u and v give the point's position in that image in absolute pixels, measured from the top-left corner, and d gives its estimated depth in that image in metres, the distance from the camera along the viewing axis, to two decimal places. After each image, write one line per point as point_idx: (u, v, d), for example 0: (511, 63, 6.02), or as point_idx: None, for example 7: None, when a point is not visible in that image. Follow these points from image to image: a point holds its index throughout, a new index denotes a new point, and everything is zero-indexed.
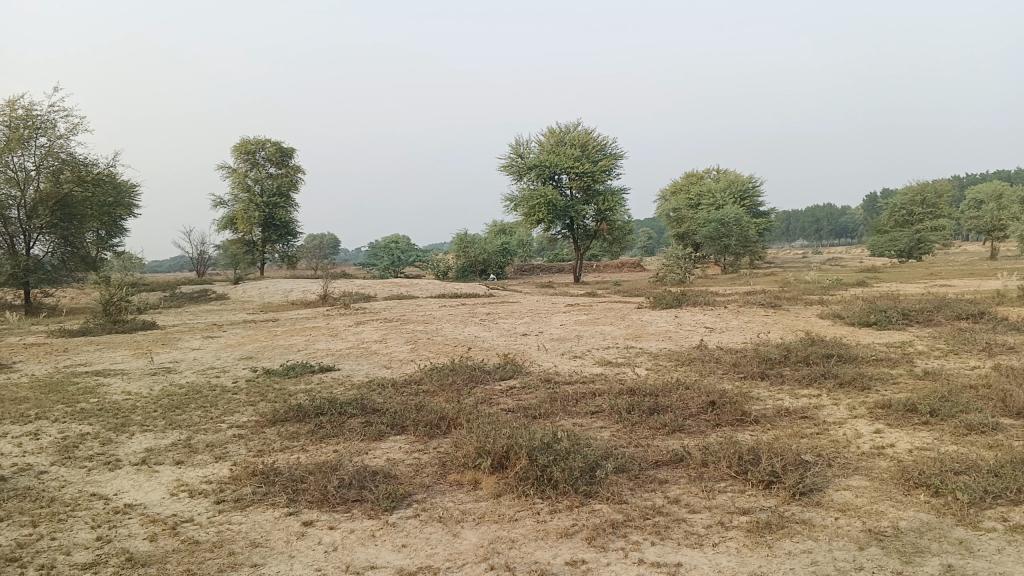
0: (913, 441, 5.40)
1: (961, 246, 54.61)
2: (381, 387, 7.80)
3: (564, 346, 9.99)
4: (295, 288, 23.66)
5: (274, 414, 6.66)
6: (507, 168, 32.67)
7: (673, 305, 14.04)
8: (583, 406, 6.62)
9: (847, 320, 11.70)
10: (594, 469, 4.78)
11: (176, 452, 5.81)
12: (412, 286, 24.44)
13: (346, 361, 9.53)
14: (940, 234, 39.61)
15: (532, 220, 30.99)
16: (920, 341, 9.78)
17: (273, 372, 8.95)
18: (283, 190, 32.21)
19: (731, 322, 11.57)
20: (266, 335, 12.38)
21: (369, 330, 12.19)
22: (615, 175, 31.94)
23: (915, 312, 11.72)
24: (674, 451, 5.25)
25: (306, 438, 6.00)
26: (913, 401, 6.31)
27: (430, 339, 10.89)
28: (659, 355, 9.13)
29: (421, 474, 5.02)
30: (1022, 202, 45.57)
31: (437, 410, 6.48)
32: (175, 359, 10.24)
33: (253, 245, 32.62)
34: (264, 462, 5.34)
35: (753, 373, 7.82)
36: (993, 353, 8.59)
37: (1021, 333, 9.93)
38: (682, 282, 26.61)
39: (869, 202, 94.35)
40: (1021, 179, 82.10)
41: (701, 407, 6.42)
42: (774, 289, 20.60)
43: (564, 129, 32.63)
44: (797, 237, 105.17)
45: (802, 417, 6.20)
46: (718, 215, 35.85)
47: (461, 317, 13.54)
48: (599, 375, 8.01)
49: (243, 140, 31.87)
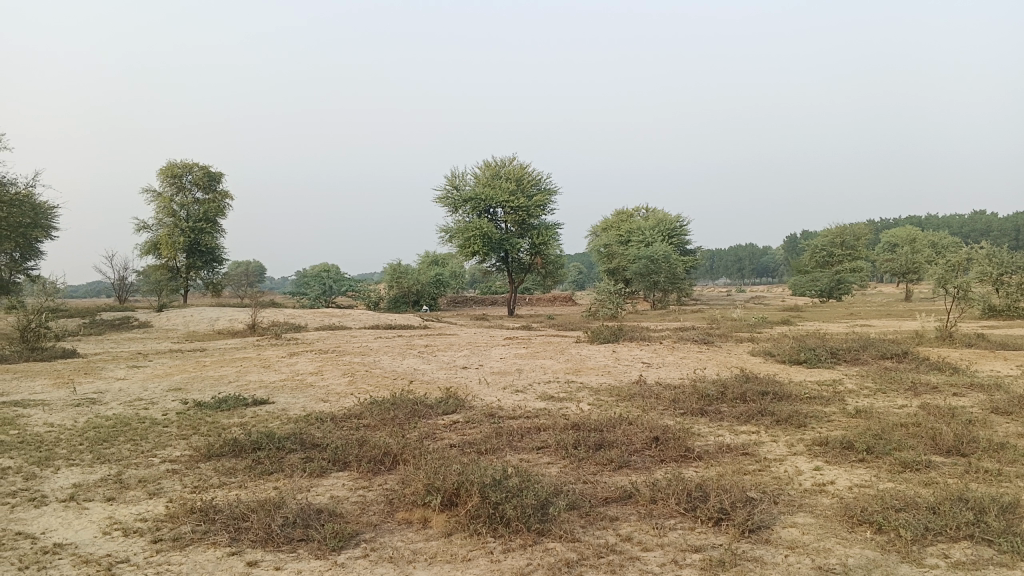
0: (851, 478, 5.54)
1: (876, 287, 56.88)
2: (319, 421, 7.61)
3: (505, 380, 9.95)
4: (223, 316, 23.06)
5: (210, 448, 6.43)
6: (442, 200, 32.69)
7: (610, 339, 14.17)
8: (528, 442, 6.59)
9: (778, 358, 12.00)
10: (545, 506, 4.75)
11: (106, 488, 5.54)
12: (344, 316, 24.11)
13: (281, 393, 9.30)
14: (858, 275, 41.16)
15: (466, 253, 30.99)
16: (849, 379, 10.08)
17: (205, 403, 8.66)
18: (210, 216, 31.53)
19: (668, 357, 11.74)
20: (196, 366, 12.00)
21: (304, 361, 11.94)
22: (549, 210, 32.29)
23: (842, 350, 12.11)
24: (623, 488, 5.26)
25: (244, 473, 5.80)
26: (848, 438, 6.49)
27: (367, 372, 10.71)
28: (600, 390, 9.18)
29: (368, 512, 4.90)
30: (932, 246, 47.85)
31: (381, 445, 6.35)
32: (100, 390, 9.82)
33: (177, 271, 31.64)
34: (202, 499, 5.14)
35: (693, 409, 7.92)
36: (918, 392, 8.93)
37: (942, 373, 10.35)
38: (614, 317, 26.96)
39: (789, 243, 97.61)
40: (929, 225, 86.42)
41: (645, 443, 6.47)
42: (704, 325, 21.08)
43: (500, 164, 32.89)
44: (721, 275, 108.02)
45: (743, 454, 6.30)
46: (648, 252, 36.54)
47: (398, 349, 13.38)
48: (542, 410, 7.99)
49: (170, 163, 31.18)
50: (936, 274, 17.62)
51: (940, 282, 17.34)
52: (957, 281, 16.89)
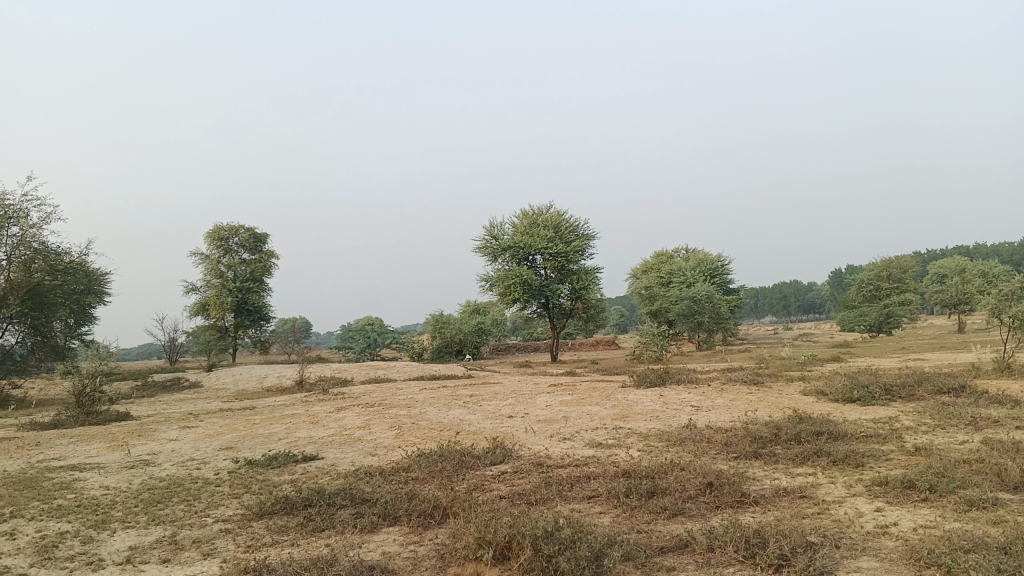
0: (915, 519, 5.36)
1: (928, 319, 55.62)
2: (368, 476, 7.62)
3: (552, 428, 9.87)
4: (270, 374, 23.31)
5: (261, 507, 6.47)
6: (482, 250, 32.91)
7: (656, 383, 14.01)
8: (579, 491, 6.51)
9: (831, 396, 11.74)
10: (599, 557, 4.67)
11: (162, 549, 5.59)
12: (389, 369, 24.22)
13: (330, 449, 9.32)
14: (907, 308, 40.27)
15: (508, 300, 31.03)
16: (906, 416, 9.79)
17: (256, 461, 8.73)
18: (257, 276, 32.22)
19: (717, 399, 11.55)
20: (245, 424, 12.11)
21: (351, 416, 11.98)
22: (588, 255, 32.33)
23: (897, 386, 11.80)
24: (678, 537, 5.16)
25: (295, 531, 5.81)
26: (909, 477, 6.29)
27: (414, 424, 10.71)
28: (649, 435, 9.05)
29: (420, 567, 4.86)
30: (983, 276, 46.71)
31: (431, 498, 6.33)
32: (153, 451, 9.96)
33: (225, 330, 32.12)
34: (256, 558, 5.15)
35: (745, 453, 7.76)
36: (980, 427, 8.65)
37: (1003, 406, 10.02)
38: (658, 359, 26.70)
39: (834, 278, 96.04)
40: (978, 254, 84.57)
41: (698, 489, 6.34)
42: (752, 366, 20.73)
43: (537, 212, 33.10)
44: (765, 313, 106.86)
45: (801, 496, 6.14)
46: (690, 293, 36.26)
47: (444, 400, 13.37)
48: (591, 458, 7.89)
49: (217, 227, 32.02)
50: (989, 304, 17.18)
51: (994, 312, 16.87)
52: (1012, 310, 16.43)
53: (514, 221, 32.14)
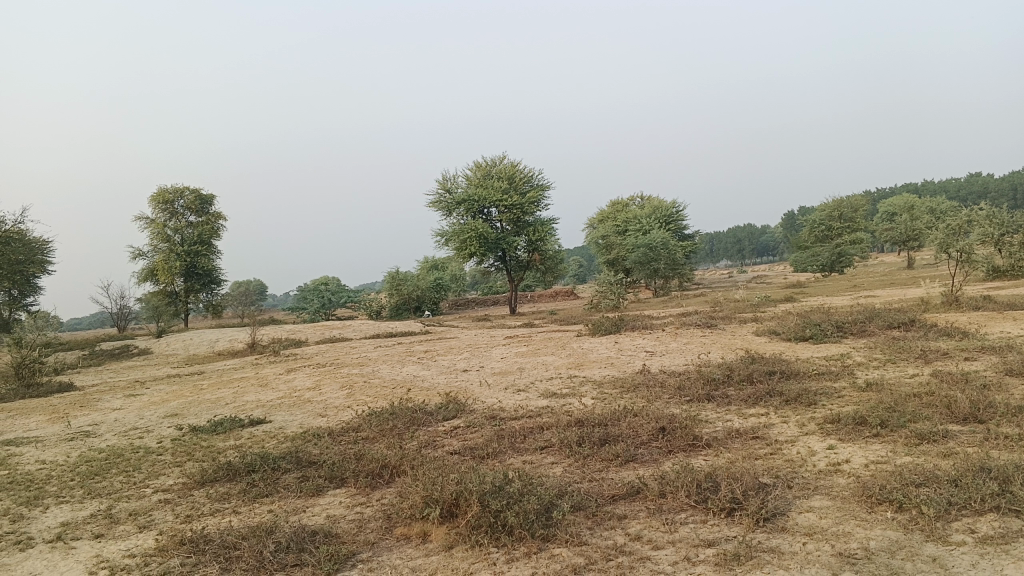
0: (867, 455, 5.33)
1: (879, 258, 56.53)
2: (316, 438, 7.40)
3: (507, 380, 9.74)
4: (221, 338, 22.81)
5: (203, 474, 6.23)
6: (435, 204, 32.37)
7: (612, 330, 13.97)
8: (531, 442, 6.38)
9: (783, 336, 11.80)
10: (549, 509, 4.54)
11: (96, 523, 5.34)
12: (344, 328, 23.89)
13: (278, 412, 9.06)
14: (858, 247, 40.78)
15: (464, 255, 30.68)
16: (857, 352, 9.87)
17: (200, 428, 8.46)
18: (204, 239, 31.43)
19: (671, 344, 11.51)
20: (192, 390, 11.76)
21: (301, 377, 11.72)
22: (543, 205, 32.12)
23: (848, 323, 11.87)
24: (629, 484, 5.06)
25: (237, 498, 5.59)
26: (861, 414, 6.26)
27: (366, 383, 10.49)
28: (604, 382, 8.96)
29: (365, 530, 4.69)
30: (930, 212, 47.63)
31: (379, 457, 6.15)
32: (95, 422, 9.60)
33: (175, 295, 31.35)
34: (193, 529, 4.92)
35: (698, 395, 7.70)
36: (929, 360, 8.73)
37: (951, 338, 10.14)
38: (616, 307, 26.75)
39: (786, 221, 97.14)
40: (924, 191, 86.30)
41: (651, 434, 6.26)
42: (706, 309, 20.87)
43: (491, 163, 32.65)
44: (720, 259, 108.50)
45: (753, 437, 6.09)
46: (646, 240, 36.28)
47: (398, 357, 13.17)
48: (545, 409, 7.75)
49: (161, 189, 30.98)
50: (937, 239, 17.43)
51: (943, 247, 17.05)
52: (959, 244, 16.63)
53: (467, 174, 31.67)
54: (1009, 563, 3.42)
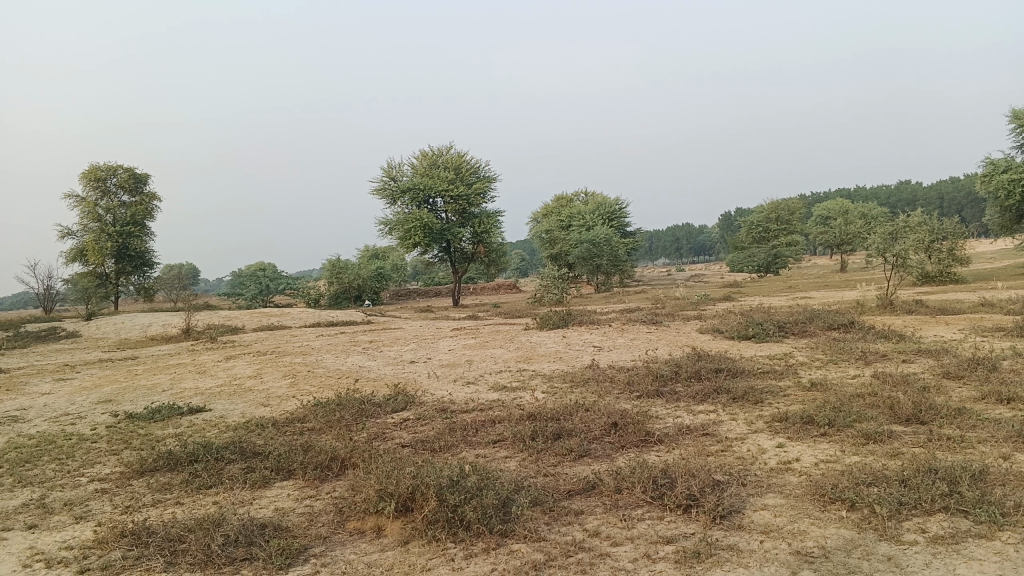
0: (816, 453, 5.42)
1: (811, 260, 58.10)
2: (260, 428, 7.20)
3: (455, 372, 9.65)
4: (154, 322, 22.15)
5: (142, 463, 6.00)
6: (380, 192, 31.93)
7: (559, 324, 13.99)
8: (483, 436, 6.32)
9: (726, 334, 11.99)
10: (506, 504, 4.49)
11: (28, 514, 5.08)
12: (283, 315, 23.45)
13: (219, 400, 8.81)
14: (793, 249, 41.73)
15: (408, 244, 30.34)
16: (799, 352, 10.08)
17: (137, 415, 8.16)
18: (138, 220, 30.47)
19: (618, 339, 11.58)
20: (126, 375, 11.37)
21: (242, 365, 11.43)
22: (489, 197, 32.04)
23: (789, 323, 12.11)
24: (585, 479, 5.04)
25: (180, 489, 5.39)
26: (808, 413, 6.37)
27: (310, 372, 10.28)
28: (553, 377, 8.95)
29: (316, 524, 4.57)
30: (862, 217, 49.06)
31: (328, 449, 6.01)
32: (24, 406, 9.20)
33: (106, 277, 30.32)
34: (134, 520, 4.72)
35: (648, 391, 7.74)
36: (869, 361, 8.96)
37: (888, 341, 10.44)
38: (559, 302, 26.85)
39: (723, 220, 99.04)
40: (855, 197, 89.05)
41: (603, 429, 6.27)
42: (648, 306, 21.12)
43: (437, 152, 32.37)
44: (658, 257, 110.06)
45: (703, 434, 6.14)
46: (590, 236, 36.51)
47: (342, 346, 12.96)
48: (495, 402, 7.70)
49: (92, 166, 29.88)
50: (874, 244, 17.93)
51: (879, 252, 17.53)
52: (895, 250, 17.12)
53: (413, 162, 31.34)
54: (961, 562, 3.50)
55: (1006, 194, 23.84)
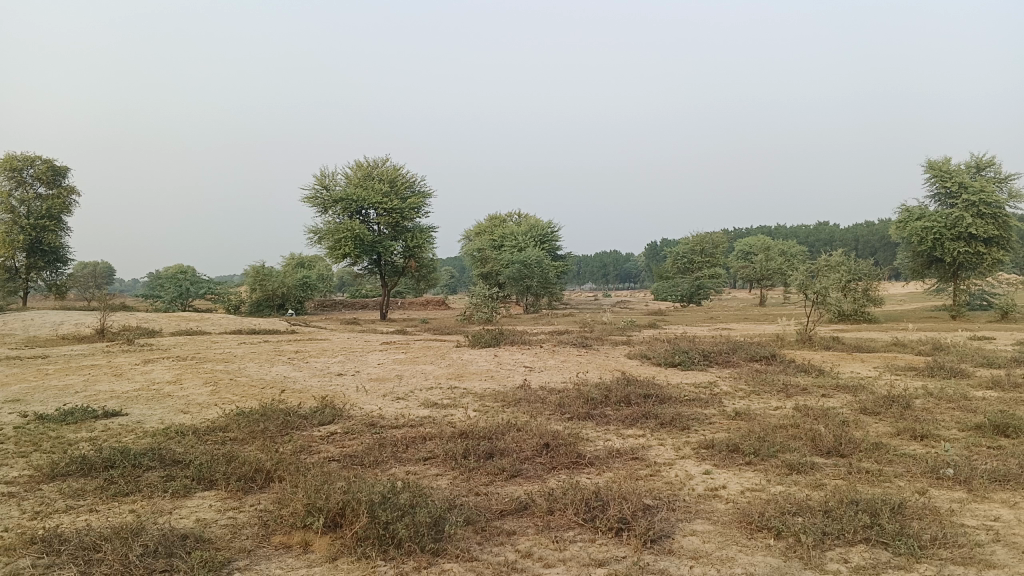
0: (742, 482, 5.54)
1: (733, 294, 59.67)
2: (180, 435, 6.96)
3: (384, 387, 9.53)
4: (66, 320, 21.22)
5: (53, 467, 5.72)
6: (312, 200, 31.44)
7: (490, 343, 13.99)
8: (414, 452, 6.25)
9: (654, 360, 12.17)
10: (438, 522, 4.44)
11: None
12: (203, 320, 22.78)
13: (136, 405, 8.49)
14: (717, 281, 42.76)
15: (337, 255, 29.92)
16: (724, 382, 10.31)
17: (47, 416, 7.78)
18: (54, 213, 29.25)
19: (548, 361, 11.64)
20: (35, 375, 10.82)
21: (161, 369, 11.03)
22: (422, 213, 31.93)
23: (715, 353, 12.38)
24: (517, 500, 5.02)
25: (94, 495, 5.16)
26: (734, 441, 6.50)
27: (233, 380, 9.99)
28: (484, 395, 8.92)
29: (240, 536, 4.42)
30: (782, 255, 50.71)
31: (253, 460, 5.84)
32: None
33: (15, 271, 28.95)
34: (44, 527, 4.48)
35: (578, 414, 7.79)
36: (791, 394, 9.22)
37: (808, 375, 10.78)
38: (488, 321, 26.85)
39: (650, 250, 100.98)
40: (777, 235, 92.08)
41: (534, 450, 6.27)
42: (576, 329, 21.30)
43: (373, 164, 32.13)
44: (586, 282, 111.36)
45: (633, 458, 6.21)
46: (521, 257, 36.70)
47: (267, 355, 12.64)
48: (425, 419, 7.63)
49: (8, 155, 28.59)
50: (796, 280, 18.53)
51: (801, 288, 18.12)
52: (816, 287, 17.72)
53: (348, 172, 31.01)
54: None
55: (918, 241, 24.99)
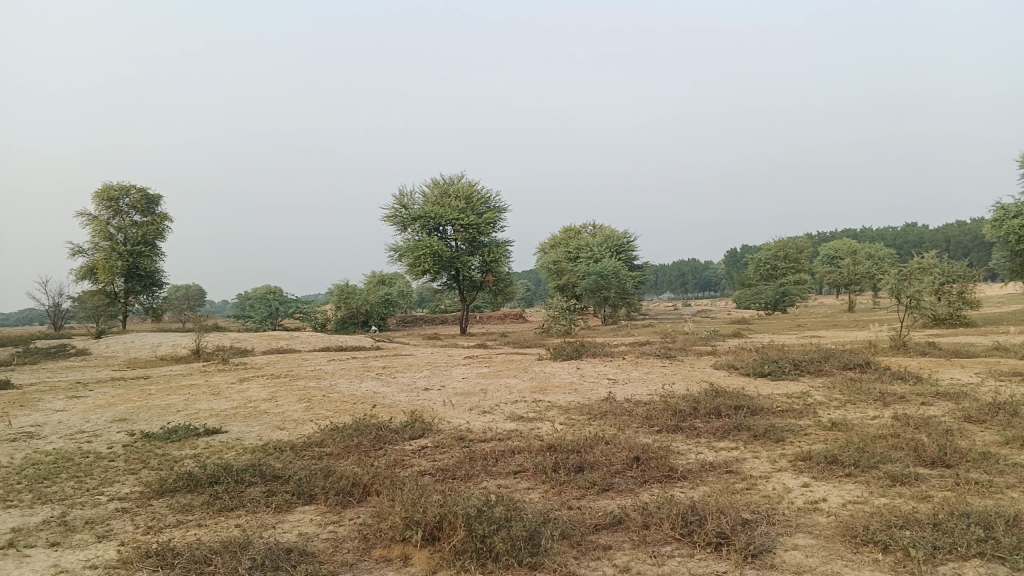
0: (843, 494, 5.38)
1: (818, 299, 58.01)
2: (278, 451, 7.19)
3: (470, 401, 9.62)
4: (164, 342, 22.13)
5: (162, 484, 5.97)
6: (391, 219, 32.06)
7: (573, 355, 13.97)
8: (504, 466, 6.28)
9: (742, 370, 11.92)
10: (534, 536, 4.46)
11: (49, 532, 5.04)
12: (292, 339, 23.39)
13: (234, 422, 8.80)
14: (801, 287, 41.63)
15: (417, 271, 30.38)
16: (817, 391, 10.02)
17: (153, 434, 8.14)
18: (149, 240, 30.60)
19: (632, 373, 11.52)
20: (140, 395, 11.32)
21: (256, 387, 11.40)
22: (499, 227, 32.14)
23: (805, 361, 12.07)
24: (611, 514, 5.00)
25: (201, 510, 5.37)
26: (832, 453, 6.32)
27: (325, 396, 10.25)
28: (570, 408, 8.90)
29: (342, 550, 4.53)
30: (870, 258, 49.04)
31: (349, 474, 5.98)
32: (38, 423, 9.17)
33: (115, 296, 30.37)
34: (158, 541, 4.69)
35: (667, 427, 7.71)
36: (888, 403, 8.90)
37: (906, 382, 10.38)
38: (567, 333, 26.77)
39: (730, 257, 98.93)
40: (863, 239, 89.05)
41: (625, 464, 6.22)
42: (658, 340, 21.02)
43: (449, 181, 32.58)
44: (664, 292, 109.97)
45: (727, 471, 6.11)
46: (598, 268, 36.54)
47: (355, 371, 12.93)
48: (513, 432, 7.66)
49: (106, 186, 30.12)
50: (888, 284, 17.88)
51: (895, 292, 17.44)
52: (910, 291, 17.04)
53: (425, 191, 31.51)
54: None
55: (1017, 240, 23.79)
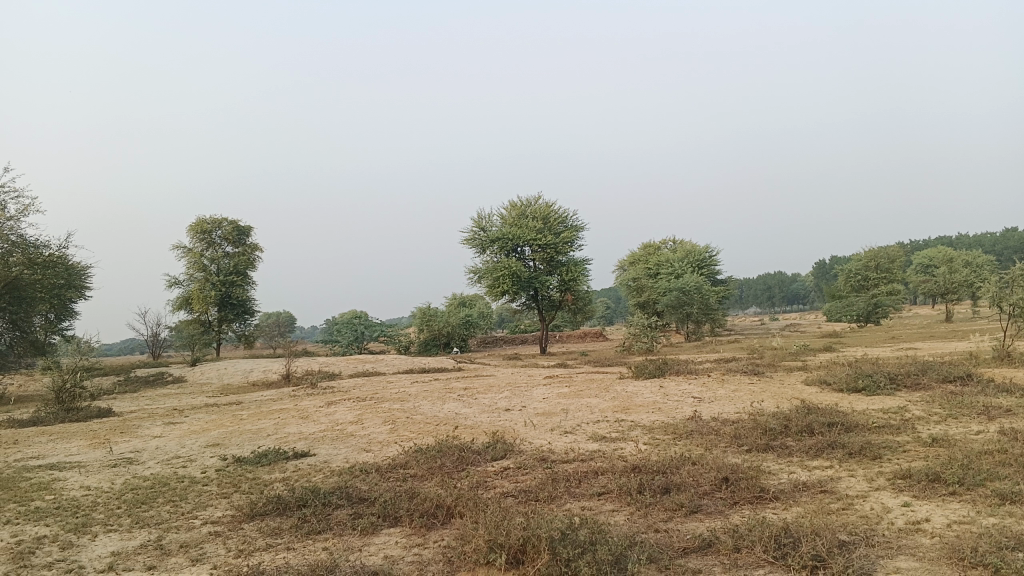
0: (948, 514, 5.09)
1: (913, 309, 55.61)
2: (364, 473, 7.27)
3: (552, 421, 9.54)
4: (254, 368, 22.77)
5: (252, 507, 6.11)
6: (470, 241, 32.34)
7: (656, 373, 13.73)
8: (587, 488, 6.18)
9: (835, 386, 11.47)
10: (619, 559, 4.36)
11: (147, 555, 5.21)
12: (377, 362, 23.74)
13: (321, 445, 8.97)
14: (895, 298, 39.99)
15: (496, 293, 30.50)
16: (915, 406, 9.56)
17: (244, 459, 8.35)
18: (240, 269, 31.67)
19: (719, 391, 11.23)
20: (232, 420, 11.66)
21: (342, 410, 11.59)
22: (576, 246, 31.98)
23: (901, 375, 11.53)
24: (700, 537, 4.85)
25: (290, 534, 5.46)
26: (934, 470, 6.00)
27: (408, 418, 10.34)
28: (654, 428, 8.73)
29: (427, 572, 4.52)
30: (968, 265, 46.81)
31: (433, 496, 5.99)
32: (137, 449, 9.53)
33: (209, 324, 31.46)
34: (249, 564, 4.79)
35: (757, 446, 7.46)
36: (994, 417, 8.41)
37: (1013, 395, 9.80)
38: (650, 350, 26.36)
39: (818, 269, 96.00)
40: (960, 245, 85.07)
41: (713, 485, 6.04)
42: (745, 356, 20.46)
43: (526, 203, 32.69)
44: (750, 306, 107.40)
45: (822, 491, 5.86)
46: (679, 284, 35.93)
47: (438, 393, 13.01)
48: (596, 453, 7.55)
49: (199, 219, 31.39)
50: (990, 292, 16.94)
51: (997, 301, 16.50)
52: (1014, 298, 16.11)
53: (502, 213, 31.70)
54: None
55: None
